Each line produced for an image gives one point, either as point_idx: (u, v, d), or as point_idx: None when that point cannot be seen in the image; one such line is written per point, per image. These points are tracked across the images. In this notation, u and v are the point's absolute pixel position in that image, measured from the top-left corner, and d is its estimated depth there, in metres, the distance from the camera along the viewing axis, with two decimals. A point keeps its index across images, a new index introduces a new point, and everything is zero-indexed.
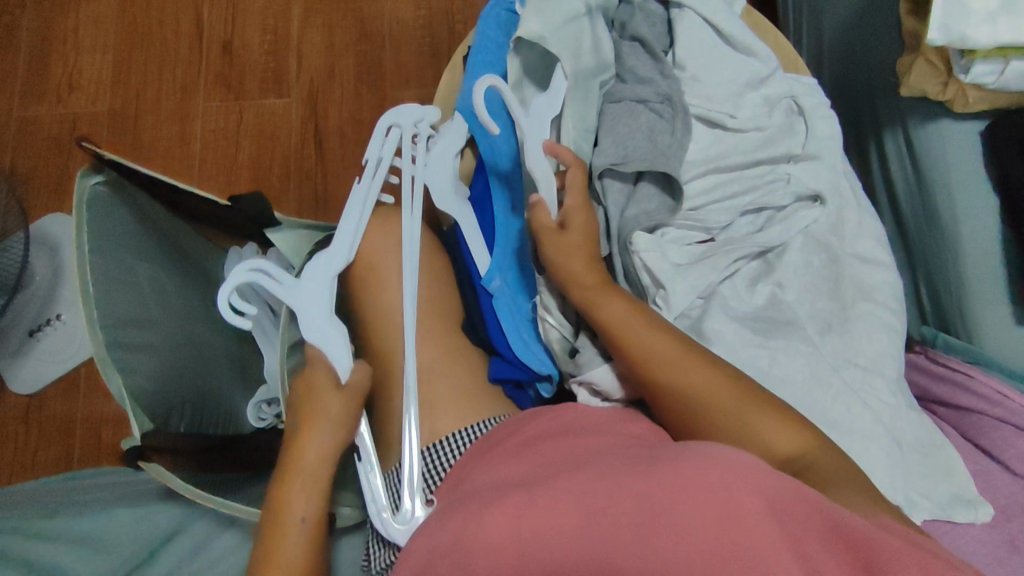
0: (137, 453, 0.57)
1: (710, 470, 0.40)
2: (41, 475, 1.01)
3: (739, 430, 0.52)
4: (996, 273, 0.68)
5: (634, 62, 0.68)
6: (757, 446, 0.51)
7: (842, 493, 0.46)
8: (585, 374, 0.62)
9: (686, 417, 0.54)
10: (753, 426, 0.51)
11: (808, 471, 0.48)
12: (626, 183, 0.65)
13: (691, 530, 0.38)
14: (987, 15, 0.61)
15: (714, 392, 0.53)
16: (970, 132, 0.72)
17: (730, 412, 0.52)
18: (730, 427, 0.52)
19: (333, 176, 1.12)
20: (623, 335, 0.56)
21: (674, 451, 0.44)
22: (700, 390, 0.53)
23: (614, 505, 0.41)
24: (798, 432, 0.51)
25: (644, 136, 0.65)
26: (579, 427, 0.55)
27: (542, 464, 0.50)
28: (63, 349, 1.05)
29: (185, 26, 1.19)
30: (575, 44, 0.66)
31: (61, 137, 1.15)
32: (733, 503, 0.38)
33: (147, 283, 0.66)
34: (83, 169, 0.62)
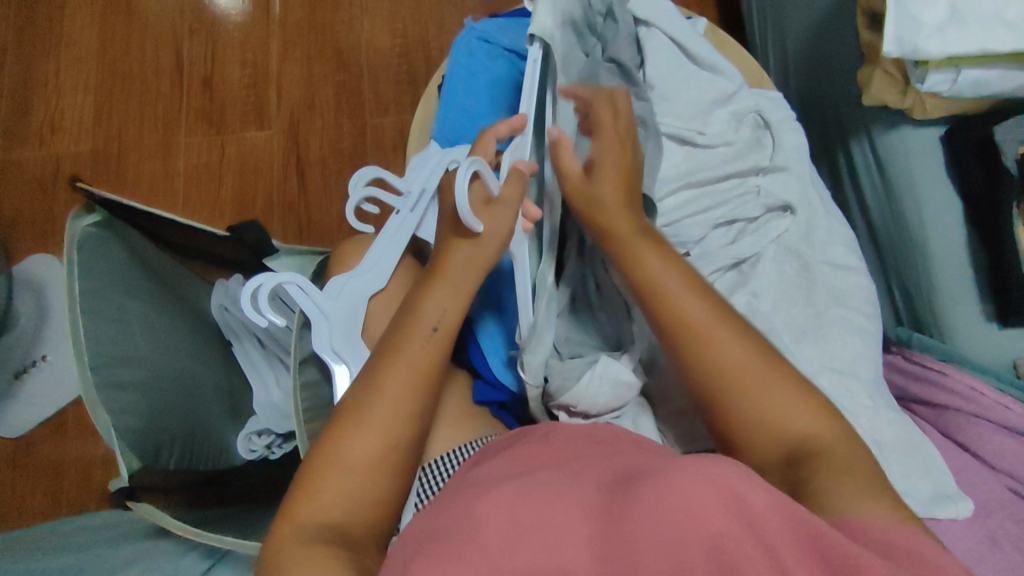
0: (126, 494, 0.58)
1: (704, 480, 0.37)
2: (30, 520, 1.00)
3: (747, 434, 0.49)
4: (965, 272, 0.70)
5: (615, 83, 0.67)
6: (778, 424, 0.48)
7: (853, 495, 0.44)
8: (557, 399, 0.60)
9: (713, 384, 0.51)
10: (771, 400, 0.49)
11: (826, 460, 0.46)
12: None
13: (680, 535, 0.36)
14: (936, 27, 0.64)
15: (738, 356, 0.50)
16: (930, 137, 0.75)
17: (752, 375, 0.49)
18: (750, 422, 0.49)
19: (317, 205, 1.13)
20: (645, 274, 0.53)
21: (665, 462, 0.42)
22: (739, 365, 0.50)
23: (607, 515, 0.39)
24: (824, 417, 0.48)
25: None
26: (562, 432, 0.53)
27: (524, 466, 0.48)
28: (50, 391, 1.04)
29: (165, 64, 1.20)
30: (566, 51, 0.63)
31: (44, 178, 1.16)
32: (728, 517, 0.36)
33: (136, 321, 0.66)
34: (76, 211, 0.64)
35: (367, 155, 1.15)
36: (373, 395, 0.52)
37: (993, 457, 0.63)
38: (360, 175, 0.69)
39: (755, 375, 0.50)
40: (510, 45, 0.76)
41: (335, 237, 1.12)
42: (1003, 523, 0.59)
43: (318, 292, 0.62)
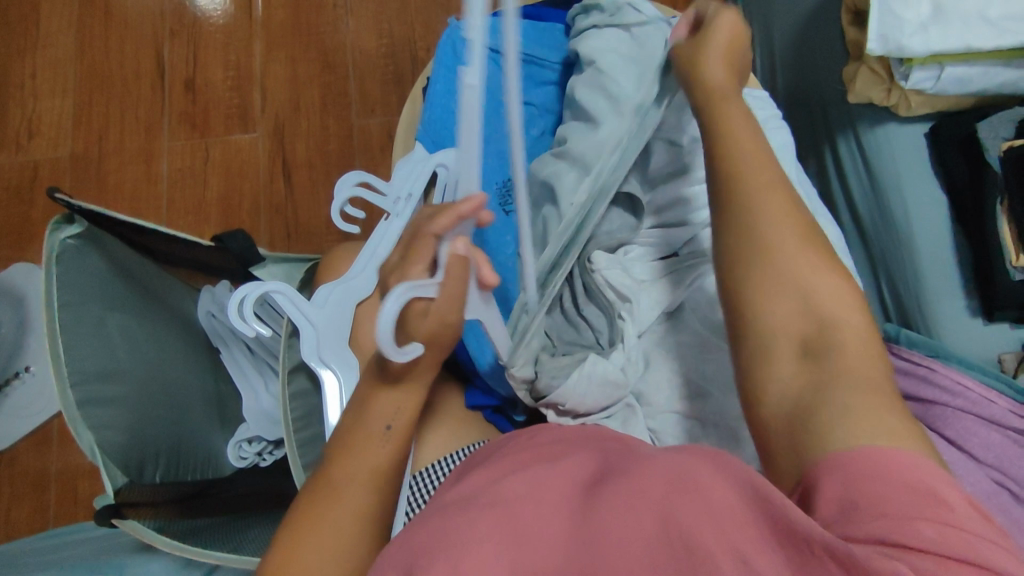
0: (111, 512, 0.56)
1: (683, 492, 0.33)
2: (16, 534, 0.99)
3: (778, 344, 0.44)
4: (948, 267, 0.71)
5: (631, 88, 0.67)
6: (802, 290, 0.44)
7: (871, 427, 0.37)
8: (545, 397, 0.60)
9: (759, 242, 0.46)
10: (799, 271, 0.45)
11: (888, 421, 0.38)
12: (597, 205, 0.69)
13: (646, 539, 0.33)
14: (920, 25, 0.65)
15: (783, 218, 0.47)
16: (914, 135, 0.75)
17: (793, 248, 0.46)
18: (793, 327, 0.44)
19: (304, 208, 1.12)
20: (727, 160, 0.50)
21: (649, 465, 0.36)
22: (790, 247, 0.46)
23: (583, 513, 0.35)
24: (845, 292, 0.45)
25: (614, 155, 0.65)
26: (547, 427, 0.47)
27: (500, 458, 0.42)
28: (34, 402, 1.03)
29: (146, 67, 1.19)
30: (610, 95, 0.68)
31: (23, 185, 1.14)
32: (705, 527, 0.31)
33: (117, 333, 0.65)
34: (55, 222, 0.62)
35: (354, 158, 1.14)
36: (361, 416, 0.55)
37: (979, 451, 0.63)
38: (344, 181, 0.69)
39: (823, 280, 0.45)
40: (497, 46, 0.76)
41: (322, 241, 1.11)
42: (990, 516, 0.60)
43: (306, 303, 0.62)
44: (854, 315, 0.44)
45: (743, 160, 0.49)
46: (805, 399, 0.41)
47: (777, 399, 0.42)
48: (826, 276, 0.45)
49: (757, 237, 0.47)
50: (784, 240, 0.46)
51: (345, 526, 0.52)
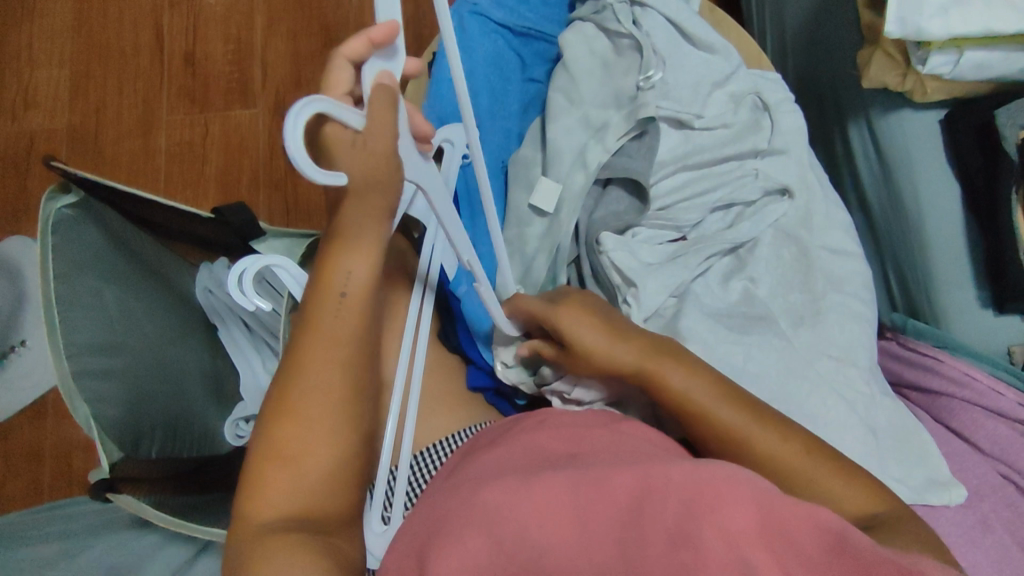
0: (106, 486, 0.55)
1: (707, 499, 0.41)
2: (11, 507, 0.98)
3: (798, 472, 0.49)
4: (961, 257, 0.70)
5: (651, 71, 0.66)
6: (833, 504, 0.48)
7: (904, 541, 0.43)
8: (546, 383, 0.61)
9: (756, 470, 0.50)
10: (821, 487, 0.48)
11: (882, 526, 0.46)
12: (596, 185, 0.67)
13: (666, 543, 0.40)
14: (940, 7, 0.63)
15: (786, 454, 0.49)
16: (929, 121, 0.74)
17: (801, 472, 0.49)
18: (797, 459, 0.49)
19: (305, 186, 1.11)
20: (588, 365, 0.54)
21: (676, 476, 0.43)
22: (787, 460, 0.49)
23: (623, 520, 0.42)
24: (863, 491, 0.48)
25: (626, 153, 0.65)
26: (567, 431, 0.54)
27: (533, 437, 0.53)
28: (29, 376, 1.02)
29: (145, 39, 1.16)
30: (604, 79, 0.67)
31: (18, 156, 1.12)
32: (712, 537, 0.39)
33: (114, 308, 0.64)
34: (50, 192, 0.61)
35: None
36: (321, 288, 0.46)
37: (985, 443, 0.63)
38: None
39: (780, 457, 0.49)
40: (502, 19, 0.73)
41: (322, 219, 1.09)
42: (994, 508, 0.59)
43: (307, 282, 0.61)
44: (783, 437, 0.50)
45: (611, 363, 0.53)
46: (854, 514, 0.47)
47: (853, 509, 0.48)
48: (722, 402, 0.51)
49: (735, 442, 0.50)
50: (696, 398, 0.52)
51: (325, 420, 0.47)
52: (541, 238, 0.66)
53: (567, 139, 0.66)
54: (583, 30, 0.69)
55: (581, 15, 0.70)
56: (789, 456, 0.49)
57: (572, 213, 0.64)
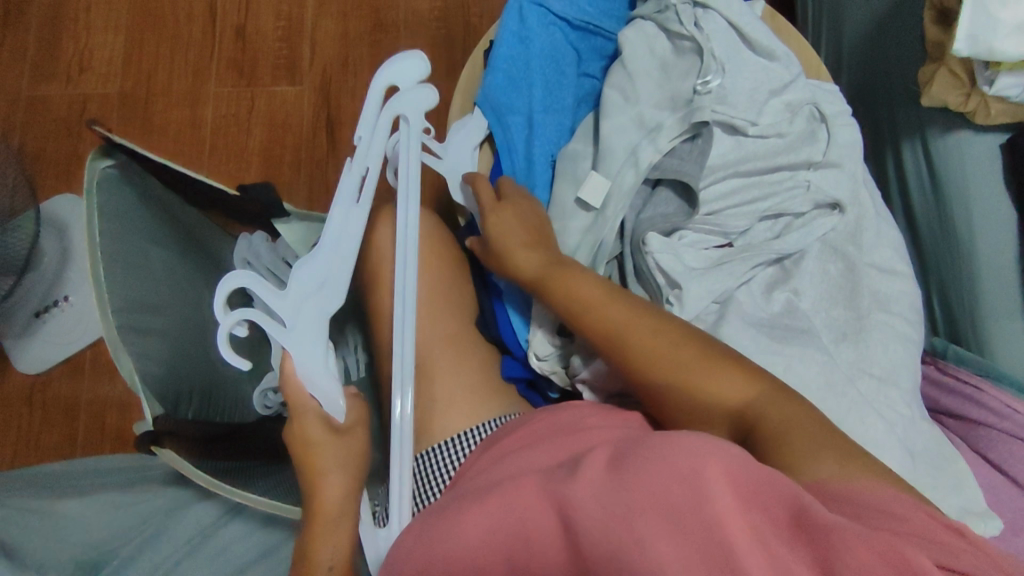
0: (151, 438, 0.57)
1: (680, 461, 0.38)
2: (43, 457, 1.01)
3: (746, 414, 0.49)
4: (1010, 286, 0.69)
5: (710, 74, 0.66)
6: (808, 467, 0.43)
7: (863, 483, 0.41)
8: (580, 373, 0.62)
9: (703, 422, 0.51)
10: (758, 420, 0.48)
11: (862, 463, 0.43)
12: (644, 186, 0.67)
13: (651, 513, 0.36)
14: (1016, 27, 0.61)
15: (726, 395, 0.50)
16: (990, 144, 0.72)
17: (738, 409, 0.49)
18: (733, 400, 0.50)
19: (344, 166, 1.12)
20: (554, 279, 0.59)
21: (653, 448, 0.41)
22: (720, 396, 0.50)
23: (603, 494, 0.40)
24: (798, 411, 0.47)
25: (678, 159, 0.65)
26: (573, 421, 0.54)
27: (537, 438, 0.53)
28: (69, 331, 1.04)
29: (199, 10, 1.18)
30: (658, 85, 0.68)
31: (71, 118, 1.15)
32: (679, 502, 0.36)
33: (158, 267, 0.66)
34: (94, 153, 0.62)
35: None
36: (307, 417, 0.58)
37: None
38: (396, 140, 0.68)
39: (726, 392, 0.50)
40: (561, 13, 0.73)
41: None
42: None
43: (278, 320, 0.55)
44: (727, 370, 0.51)
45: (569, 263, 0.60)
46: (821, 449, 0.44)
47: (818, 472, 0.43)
48: (647, 322, 0.55)
49: (662, 370, 0.53)
50: (619, 325, 0.55)
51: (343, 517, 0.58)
52: (587, 234, 0.66)
53: (617, 136, 0.66)
54: (644, 28, 0.69)
55: (642, 13, 0.70)
56: (739, 394, 0.50)
57: (619, 210, 0.64)
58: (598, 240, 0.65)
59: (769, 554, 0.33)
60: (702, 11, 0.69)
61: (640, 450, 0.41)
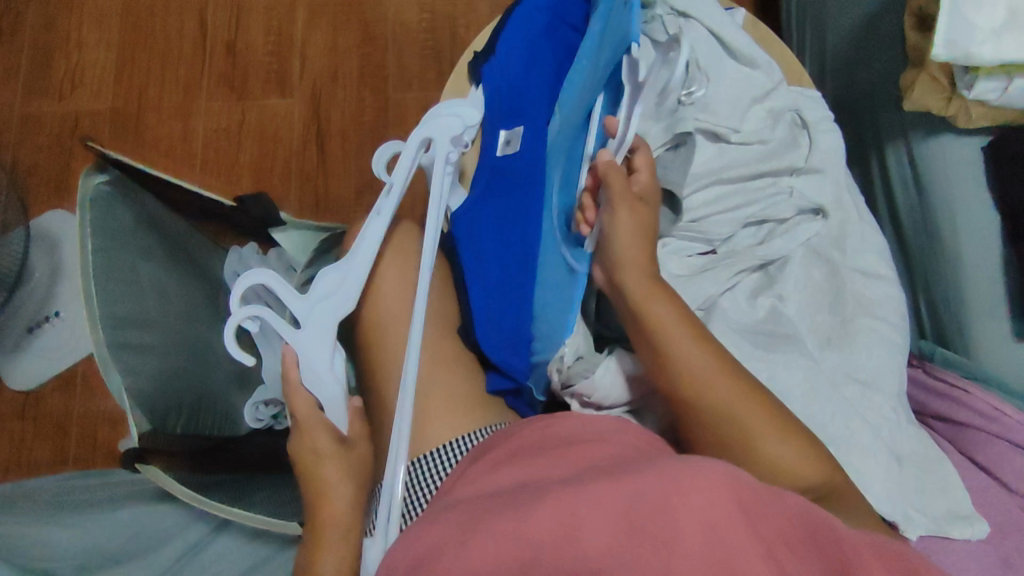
0: (135, 456, 0.58)
1: (695, 475, 0.40)
2: (35, 473, 1.01)
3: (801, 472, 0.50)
4: (994, 288, 0.69)
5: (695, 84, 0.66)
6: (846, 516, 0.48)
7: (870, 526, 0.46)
8: (572, 386, 0.62)
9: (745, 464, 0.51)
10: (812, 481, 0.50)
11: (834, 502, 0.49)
12: None
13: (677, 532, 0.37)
14: (991, 32, 0.62)
15: (786, 456, 0.50)
16: (972, 147, 0.72)
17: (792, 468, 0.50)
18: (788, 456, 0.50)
19: (334, 177, 1.12)
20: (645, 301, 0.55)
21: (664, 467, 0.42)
22: (778, 456, 0.50)
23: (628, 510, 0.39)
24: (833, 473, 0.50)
25: (663, 170, 0.64)
26: (569, 434, 0.54)
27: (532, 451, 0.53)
28: (61, 346, 1.05)
29: (189, 26, 1.19)
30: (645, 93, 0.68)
31: (62, 133, 1.15)
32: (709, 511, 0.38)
33: (148, 282, 0.66)
34: (89, 169, 0.63)
35: (388, 131, 1.13)
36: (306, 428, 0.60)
37: (1012, 480, 0.61)
38: (382, 152, 0.68)
39: (785, 456, 0.50)
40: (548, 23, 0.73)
41: (350, 213, 1.11)
42: (1020, 547, 0.57)
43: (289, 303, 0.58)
44: (789, 436, 0.51)
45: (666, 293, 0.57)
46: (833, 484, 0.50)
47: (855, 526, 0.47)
48: (708, 359, 0.53)
49: (721, 424, 0.52)
50: (695, 375, 0.53)
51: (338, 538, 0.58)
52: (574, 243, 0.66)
53: (602, 149, 0.66)
54: None
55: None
56: (795, 460, 0.50)
57: None
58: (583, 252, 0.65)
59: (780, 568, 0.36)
60: (683, 21, 0.70)
61: (645, 469, 0.42)
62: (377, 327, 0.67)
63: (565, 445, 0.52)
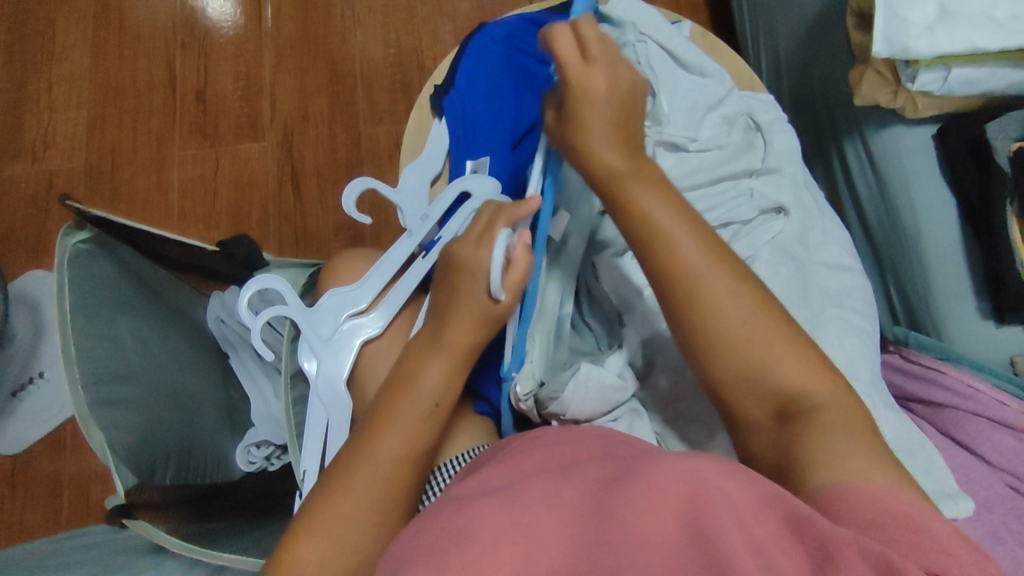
0: (121, 511, 0.57)
1: (682, 475, 0.37)
2: (28, 538, 1.00)
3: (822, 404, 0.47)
4: (958, 269, 0.71)
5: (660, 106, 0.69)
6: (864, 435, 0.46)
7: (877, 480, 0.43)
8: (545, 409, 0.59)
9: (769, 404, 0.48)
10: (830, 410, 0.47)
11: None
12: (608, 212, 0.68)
13: (661, 523, 0.35)
14: (925, 27, 0.65)
15: (800, 375, 0.47)
16: (922, 136, 0.75)
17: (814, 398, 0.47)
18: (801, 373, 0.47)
19: (311, 215, 1.13)
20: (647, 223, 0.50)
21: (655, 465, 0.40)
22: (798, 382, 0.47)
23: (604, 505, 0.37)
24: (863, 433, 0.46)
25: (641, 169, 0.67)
26: (569, 435, 0.50)
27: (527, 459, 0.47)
28: (48, 407, 1.04)
29: (158, 78, 1.20)
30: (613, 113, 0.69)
31: (38, 195, 1.16)
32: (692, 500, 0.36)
33: (128, 337, 0.66)
34: (66, 228, 0.63)
35: (362, 165, 1.15)
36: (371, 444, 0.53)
37: (993, 455, 0.63)
38: (352, 187, 0.69)
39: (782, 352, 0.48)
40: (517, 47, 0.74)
41: (330, 248, 1.12)
42: (1005, 520, 0.59)
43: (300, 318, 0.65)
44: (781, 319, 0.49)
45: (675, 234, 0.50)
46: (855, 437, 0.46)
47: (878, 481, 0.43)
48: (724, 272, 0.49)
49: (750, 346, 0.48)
50: (700, 268, 0.49)
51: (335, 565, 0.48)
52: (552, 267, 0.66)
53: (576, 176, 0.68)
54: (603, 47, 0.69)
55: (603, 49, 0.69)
56: (791, 358, 0.48)
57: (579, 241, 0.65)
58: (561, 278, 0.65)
59: (762, 562, 0.33)
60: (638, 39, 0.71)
61: (645, 467, 0.39)
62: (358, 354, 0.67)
63: (567, 443, 0.48)
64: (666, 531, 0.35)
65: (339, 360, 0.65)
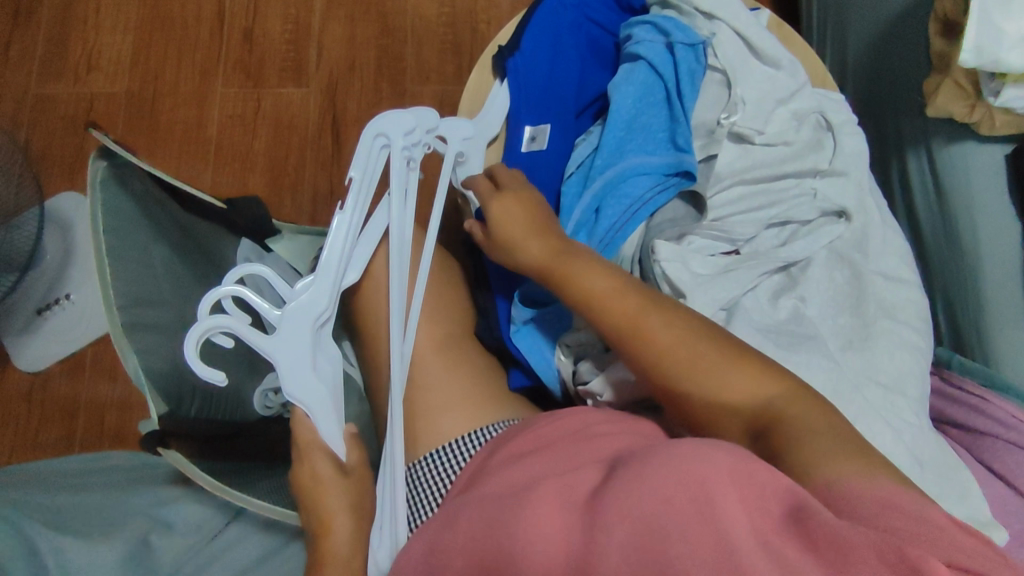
0: (157, 438, 0.56)
1: (688, 460, 0.39)
2: (41, 456, 1.01)
3: (702, 370, 0.50)
4: (1013, 296, 0.69)
5: (743, 90, 0.67)
6: (730, 398, 0.49)
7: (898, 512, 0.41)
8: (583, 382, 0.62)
9: (653, 361, 0.52)
10: (718, 377, 0.50)
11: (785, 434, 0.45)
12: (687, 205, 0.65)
13: (670, 505, 0.38)
14: (1020, 39, 0.62)
15: (675, 339, 0.52)
16: (995, 155, 0.72)
17: (694, 361, 0.51)
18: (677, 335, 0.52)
19: (347, 169, 1.12)
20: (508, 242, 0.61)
21: (662, 449, 0.43)
22: (688, 359, 0.51)
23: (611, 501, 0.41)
24: (765, 379, 0.49)
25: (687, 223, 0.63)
26: (579, 426, 0.54)
27: (550, 462, 0.50)
28: (71, 329, 1.04)
29: (206, 11, 1.18)
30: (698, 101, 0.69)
31: (77, 115, 1.15)
32: (710, 478, 0.38)
33: (161, 266, 0.65)
34: (100, 149, 0.62)
35: None
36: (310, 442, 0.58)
37: None
38: None
39: (651, 338, 0.53)
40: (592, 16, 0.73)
41: None
42: None
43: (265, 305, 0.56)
44: (621, 293, 0.55)
45: (574, 272, 0.57)
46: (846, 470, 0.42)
47: None
48: (621, 293, 0.55)
49: (640, 335, 0.53)
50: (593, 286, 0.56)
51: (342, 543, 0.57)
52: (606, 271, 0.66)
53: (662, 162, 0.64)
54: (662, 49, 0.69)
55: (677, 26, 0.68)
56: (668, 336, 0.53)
57: (634, 237, 0.65)
58: (617, 260, 0.66)
59: (780, 561, 0.34)
60: (713, 25, 0.69)
61: (656, 452, 0.42)
62: (377, 301, 0.66)
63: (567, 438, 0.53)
64: (654, 506, 0.38)
65: (324, 343, 0.59)
